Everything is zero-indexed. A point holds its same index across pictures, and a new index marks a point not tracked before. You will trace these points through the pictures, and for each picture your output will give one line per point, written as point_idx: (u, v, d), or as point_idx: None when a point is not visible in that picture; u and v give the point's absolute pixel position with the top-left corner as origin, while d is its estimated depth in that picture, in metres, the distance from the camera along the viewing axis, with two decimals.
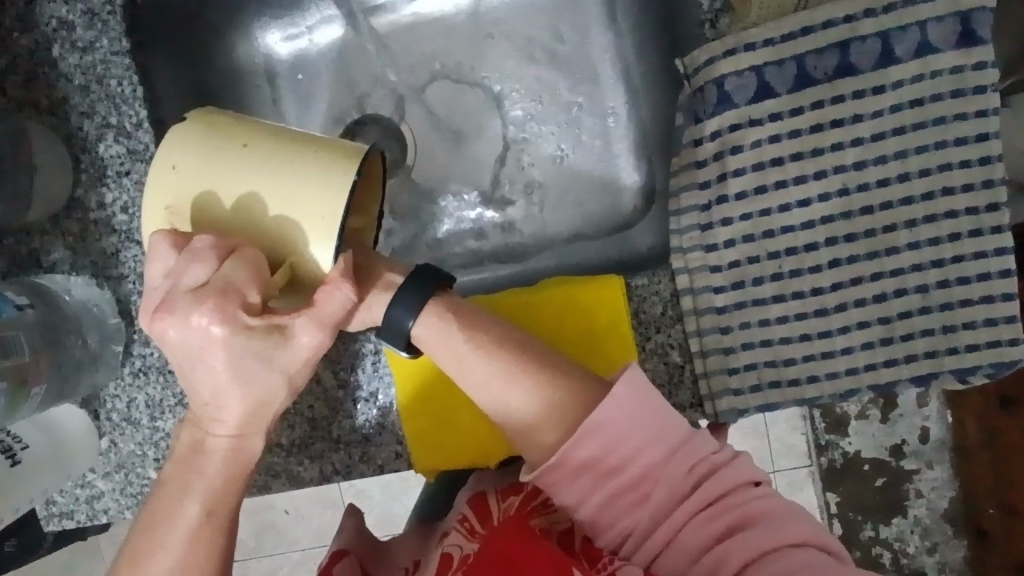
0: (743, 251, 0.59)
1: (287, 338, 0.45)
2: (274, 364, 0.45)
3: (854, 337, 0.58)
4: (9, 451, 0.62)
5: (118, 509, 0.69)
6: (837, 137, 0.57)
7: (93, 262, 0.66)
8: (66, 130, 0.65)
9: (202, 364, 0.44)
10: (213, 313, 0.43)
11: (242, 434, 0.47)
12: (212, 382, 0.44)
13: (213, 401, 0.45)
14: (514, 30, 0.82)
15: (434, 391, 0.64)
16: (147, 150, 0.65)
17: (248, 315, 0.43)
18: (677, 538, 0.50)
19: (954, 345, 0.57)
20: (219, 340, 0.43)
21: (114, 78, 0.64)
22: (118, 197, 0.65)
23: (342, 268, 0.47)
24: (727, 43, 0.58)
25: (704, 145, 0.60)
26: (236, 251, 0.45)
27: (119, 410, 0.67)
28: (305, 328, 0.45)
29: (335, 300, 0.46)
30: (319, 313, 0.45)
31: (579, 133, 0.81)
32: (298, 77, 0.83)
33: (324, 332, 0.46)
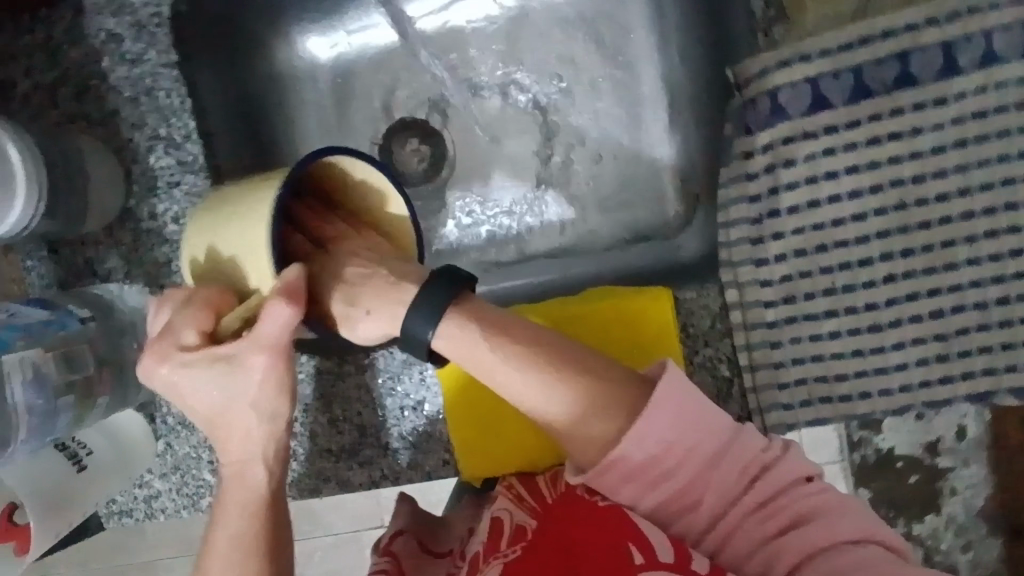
0: (794, 265, 0.59)
1: (243, 371, 0.43)
2: (248, 396, 0.44)
3: (908, 353, 0.57)
4: (76, 457, 0.60)
5: (175, 508, 0.71)
6: (896, 149, 0.56)
7: (148, 271, 0.68)
8: (117, 141, 0.66)
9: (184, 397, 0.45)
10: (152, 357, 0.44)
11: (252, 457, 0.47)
12: (206, 407, 0.45)
13: (221, 425, 0.46)
14: (554, 29, 0.80)
15: (479, 394, 0.65)
16: (197, 162, 0.66)
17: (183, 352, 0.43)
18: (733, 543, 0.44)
19: (1013, 362, 0.56)
20: (179, 370, 0.43)
21: (162, 90, 0.65)
22: (170, 208, 0.66)
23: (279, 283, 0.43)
24: (781, 54, 0.56)
25: (756, 157, 0.59)
26: (206, 295, 0.45)
27: (174, 414, 0.70)
28: (246, 351, 0.43)
29: (272, 317, 0.42)
30: (262, 338, 0.42)
31: (621, 136, 0.80)
32: (337, 80, 0.83)
33: (273, 348, 0.43)
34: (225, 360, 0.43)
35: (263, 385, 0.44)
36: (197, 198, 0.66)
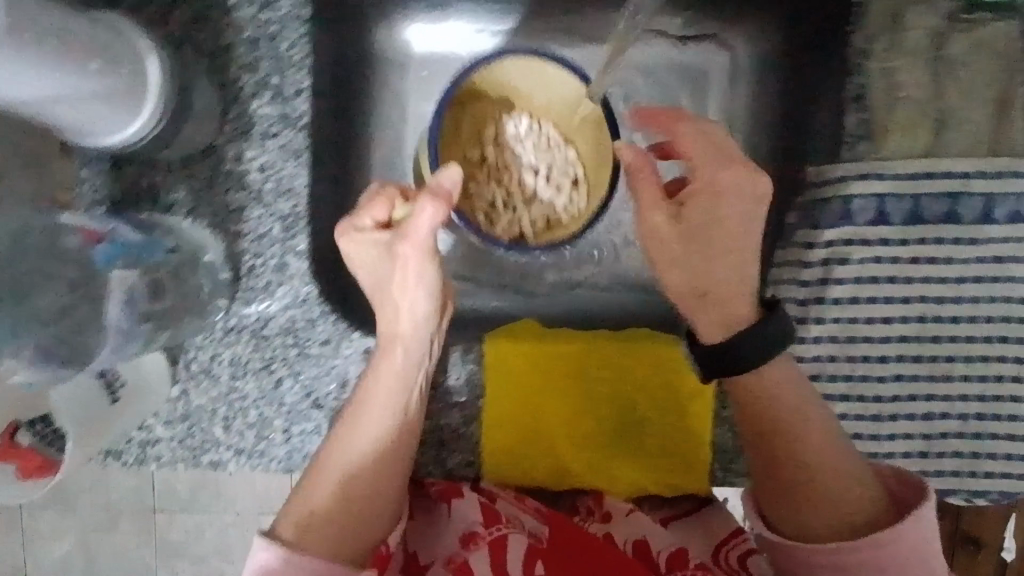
0: (826, 349, 0.66)
1: (399, 256, 0.48)
2: (407, 279, 0.49)
3: (897, 444, 0.67)
4: (111, 388, 0.62)
5: (171, 459, 0.68)
6: (927, 271, 0.65)
7: (214, 212, 0.65)
8: (223, 77, 0.65)
9: (366, 283, 0.52)
10: (343, 237, 0.50)
11: (411, 334, 0.52)
12: (388, 325, 0.52)
13: (387, 348, 0.52)
14: None
15: (512, 395, 0.68)
16: (301, 120, 0.66)
17: (362, 223, 0.49)
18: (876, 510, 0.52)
19: (974, 467, 0.68)
20: (372, 253, 0.49)
21: (286, 42, 0.65)
22: (259, 156, 0.66)
23: (433, 185, 0.47)
24: (861, 167, 0.65)
25: (816, 249, 0.67)
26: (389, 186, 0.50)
27: (199, 362, 0.67)
28: (410, 244, 0.47)
29: (422, 219, 0.46)
30: (417, 234, 0.47)
31: None
32: (421, 73, 0.71)
33: (420, 249, 0.47)
34: (389, 241, 0.48)
35: (417, 280, 0.49)
36: (293, 154, 0.66)
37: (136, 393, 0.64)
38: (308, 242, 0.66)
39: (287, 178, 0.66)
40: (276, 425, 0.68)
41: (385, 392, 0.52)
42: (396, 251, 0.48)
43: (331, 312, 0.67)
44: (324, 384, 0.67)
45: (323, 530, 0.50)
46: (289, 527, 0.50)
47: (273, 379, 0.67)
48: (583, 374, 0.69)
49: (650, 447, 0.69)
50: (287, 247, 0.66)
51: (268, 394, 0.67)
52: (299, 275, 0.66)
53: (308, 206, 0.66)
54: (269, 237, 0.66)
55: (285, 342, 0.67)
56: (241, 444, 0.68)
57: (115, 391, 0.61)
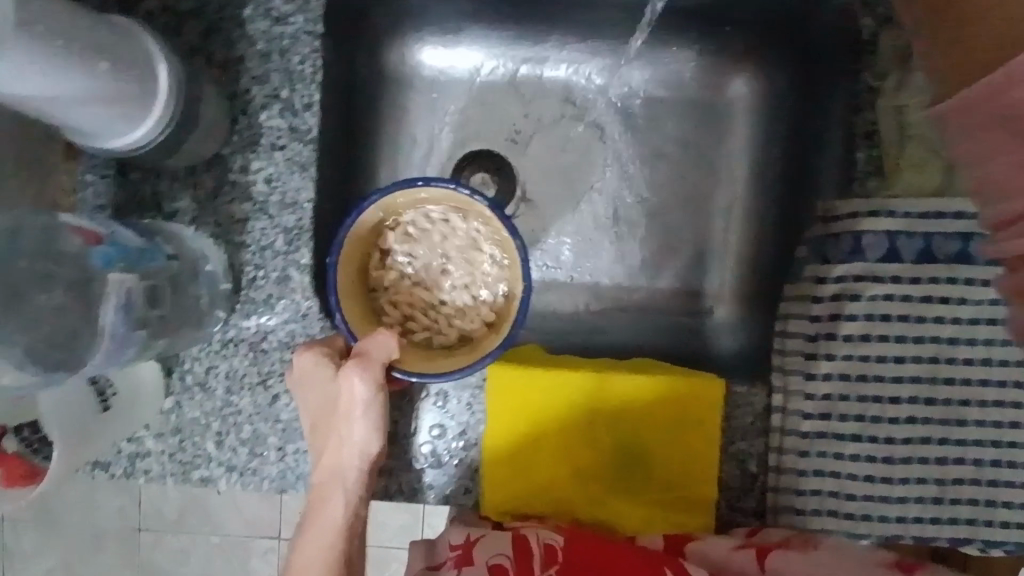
0: (836, 387, 0.64)
1: (337, 386, 0.53)
2: (345, 408, 0.53)
3: (911, 488, 0.63)
4: (104, 394, 0.60)
5: (159, 473, 0.66)
6: (942, 311, 0.63)
7: (217, 222, 0.65)
8: (233, 88, 0.65)
9: (314, 423, 0.55)
10: (301, 361, 0.54)
11: (336, 475, 0.54)
12: (334, 461, 0.54)
13: (336, 473, 0.54)
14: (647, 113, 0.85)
15: (517, 423, 0.66)
16: (309, 133, 0.66)
17: (313, 352, 0.54)
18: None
19: (992, 518, 0.62)
20: (324, 382, 0.53)
21: (297, 55, 0.65)
22: (265, 168, 0.65)
23: (371, 344, 0.54)
24: (871, 204, 0.64)
25: (827, 284, 0.66)
26: (371, 338, 0.54)
27: (194, 373, 0.65)
28: (350, 377, 0.52)
29: (378, 346, 0.54)
30: (352, 376, 0.52)
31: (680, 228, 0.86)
32: (432, 95, 0.79)
33: (369, 380, 0.53)
34: (330, 381, 0.53)
35: (353, 412, 0.53)
36: (299, 167, 0.65)
37: (131, 403, 0.62)
38: (311, 257, 0.66)
39: (293, 191, 0.65)
40: (270, 441, 0.66)
41: (317, 538, 0.52)
42: (338, 384, 0.53)
43: (330, 328, 0.66)
44: None
45: None
46: None
47: (270, 395, 0.66)
48: (588, 401, 0.67)
49: (652, 481, 0.67)
50: (289, 260, 0.65)
51: (264, 410, 0.66)
52: (300, 289, 0.66)
53: (313, 220, 0.66)
54: (271, 250, 0.65)
55: (283, 357, 0.66)
56: (233, 461, 0.66)
57: (106, 397, 0.60)
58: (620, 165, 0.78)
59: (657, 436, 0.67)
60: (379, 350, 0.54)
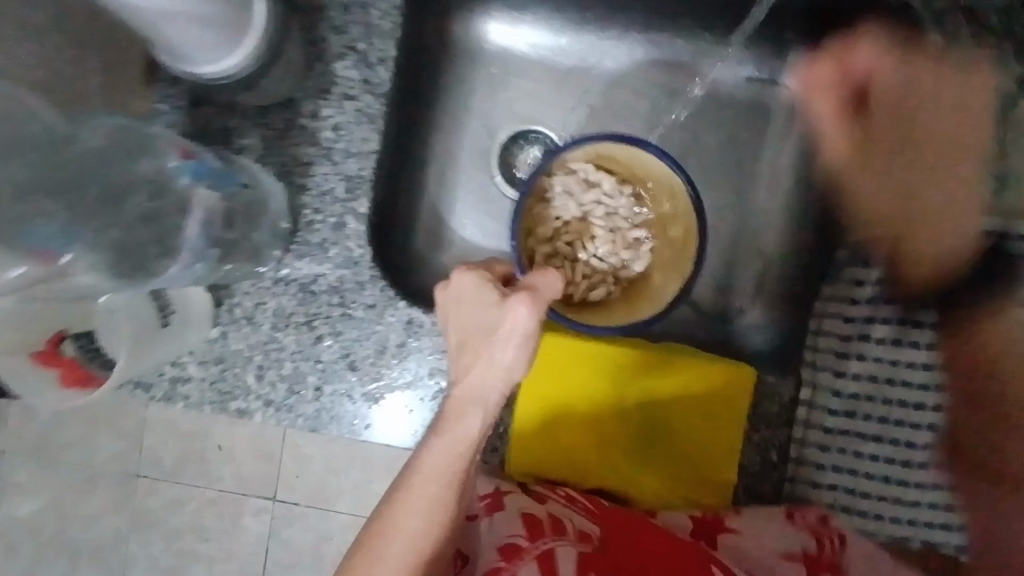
0: (864, 388, 0.64)
1: (502, 311, 0.49)
2: (505, 332, 0.48)
3: None
4: (162, 311, 0.63)
5: (199, 400, 0.68)
6: None
7: (283, 163, 0.67)
8: (312, 36, 0.67)
9: (460, 340, 0.50)
10: (465, 277, 0.50)
11: (470, 395, 0.49)
12: (477, 381, 0.49)
13: (470, 394, 0.49)
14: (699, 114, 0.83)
15: (557, 390, 0.68)
16: (381, 87, 0.67)
17: (478, 274, 0.50)
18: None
19: None
20: (488, 304, 0.49)
21: (377, 10, 0.67)
22: (334, 116, 0.67)
23: (543, 283, 0.51)
24: None
25: (865, 286, 0.66)
26: (543, 274, 0.52)
27: (242, 307, 0.67)
28: (522, 301, 0.48)
29: (546, 281, 0.52)
30: (524, 303, 0.48)
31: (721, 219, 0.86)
32: (492, 70, 0.79)
33: (538, 310, 0.49)
34: (496, 303, 0.49)
35: (512, 336, 0.48)
36: (367, 118, 0.67)
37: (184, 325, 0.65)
38: (369, 206, 0.68)
39: (358, 140, 0.67)
40: (309, 381, 0.67)
41: (447, 449, 0.49)
42: (511, 309, 0.48)
43: (380, 277, 0.68)
44: (362, 347, 0.67)
45: None
46: None
47: (314, 335, 0.67)
48: (625, 378, 0.69)
49: (676, 459, 0.69)
50: (347, 207, 0.67)
51: (307, 350, 0.67)
52: (355, 236, 0.67)
53: (374, 171, 0.68)
54: (331, 196, 0.67)
55: (331, 300, 0.67)
56: (271, 396, 0.67)
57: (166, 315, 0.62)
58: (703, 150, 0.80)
59: (687, 417, 0.69)
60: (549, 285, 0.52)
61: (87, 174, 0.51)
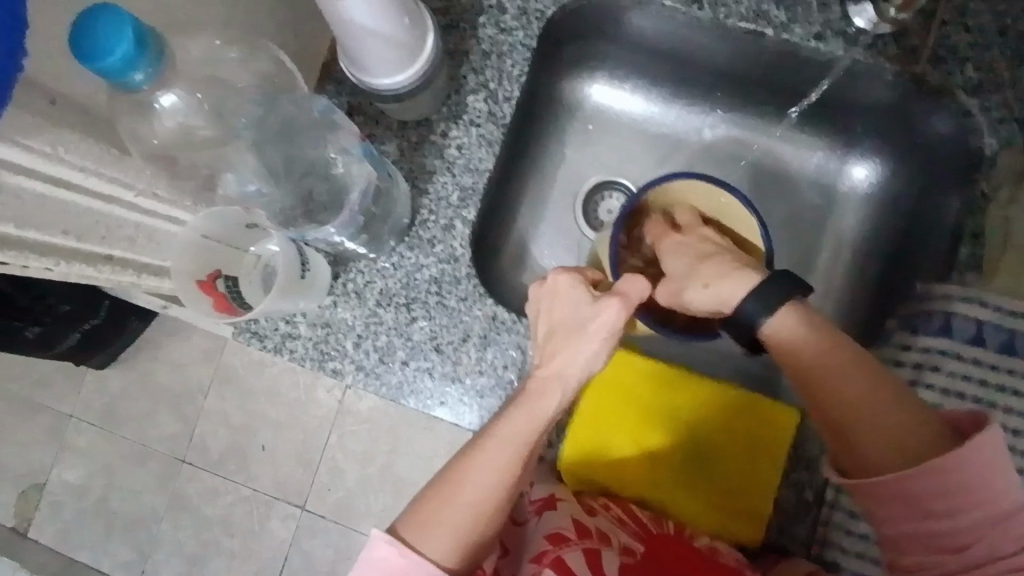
0: None
1: (590, 309, 0.54)
2: (589, 326, 0.54)
3: None
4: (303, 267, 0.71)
5: (301, 356, 0.78)
6: (1013, 402, 0.71)
7: (411, 169, 0.80)
8: (454, 73, 0.81)
9: (547, 326, 0.56)
10: (558, 273, 0.56)
11: (550, 379, 0.54)
12: (561, 365, 0.54)
13: (554, 377, 0.55)
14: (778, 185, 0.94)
15: (613, 402, 0.74)
16: (504, 119, 0.80)
17: (564, 273, 0.55)
18: (810, 328, 0.55)
19: None
20: (575, 297, 0.55)
21: (511, 59, 0.81)
22: (460, 137, 0.80)
23: (628, 291, 0.53)
24: (968, 291, 0.72)
25: (910, 352, 0.73)
26: (631, 278, 0.54)
27: (355, 282, 0.78)
28: (609, 304, 0.53)
29: (635, 285, 0.54)
30: (611, 304, 0.53)
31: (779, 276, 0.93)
32: (589, 127, 0.95)
33: (622, 313, 0.54)
34: (586, 300, 0.54)
35: (599, 330, 0.54)
36: (487, 142, 0.80)
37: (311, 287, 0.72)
38: (475, 214, 0.79)
39: (476, 159, 0.80)
40: (398, 354, 0.77)
41: (524, 422, 0.54)
42: (596, 309, 0.54)
43: (474, 275, 0.78)
44: (449, 333, 0.77)
45: (459, 545, 0.53)
46: (418, 536, 0.53)
47: (410, 316, 0.77)
48: (675, 401, 0.75)
49: (714, 487, 0.73)
50: (458, 212, 0.79)
51: (402, 328, 0.77)
52: (459, 238, 0.78)
53: (485, 187, 0.79)
54: (446, 201, 0.79)
55: (430, 289, 0.77)
56: (362, 363, 0.77)
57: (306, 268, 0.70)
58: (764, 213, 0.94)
59: (730, 449, 0.73)
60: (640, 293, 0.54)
61: (295, 133, 0.62)
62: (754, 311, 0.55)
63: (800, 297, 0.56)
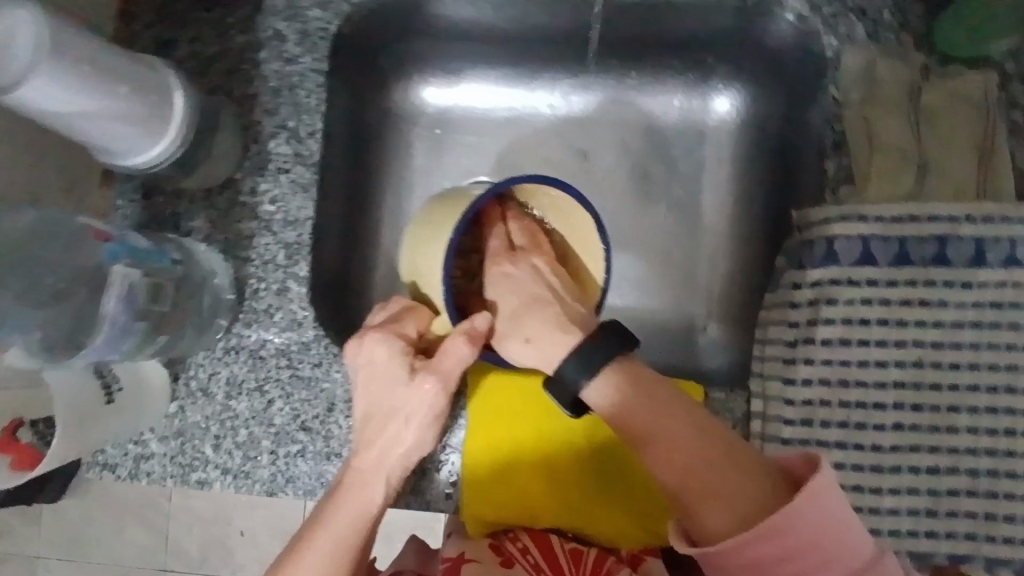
0: (818, 393, 0.65)
1: (408, 381, 0.50)
2: (405, 400, 0.51)
3: (904, 479, 0.64)
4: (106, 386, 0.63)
5: (161, 475, 0.70)
6: (921, 314, 0.65)
7: (227, 239, 0.71)
8: (247, 121, 0.72)
9: (366, 390, 0.52)
10: (376, 338, 0.51)
11: (368, 473, 0.50)
12: (382, 444, 0.50)
13: (377, 458, 0.50)
14: (655, 134, 0.86)
15: (505, 431, 0.68)
16: (312, 158, 0.72)
17: (378, 338, 0.52)
18: (632, 390, 0.47)
19: (993, 511, 0.63)
20: (388, 366, 0.51)
21: (304, 90, 0.72)
22: (271, 189, 0.72)
23: (443, 358, 0.50)
24: (843, 209, 0.66)
25: (802, 290, 0.67)
26: (450, 340, 0.51)
27: (198, 379, 0.70)
28: (427, 378, 0.50)
29: (453, 355, 0.50)
30: (431, 374, 0.50)
31: (671, 227, 0.86)
32: (436, 131, 0.85)
33: (442, 383, 0.50)
34: (406, 375, 0.51)
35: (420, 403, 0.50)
36: (301, 188, 0.72)
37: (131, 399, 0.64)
38: (308, 269, 0.71)
39: (294, 209, 0.71)
40: (263, 445, 0.69)
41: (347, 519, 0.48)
42: (413, 383, 0.50)
43: (325, 335, 0.70)
44: (311, 406, 0.69)
45: None
46: None
47: (265, 400, 0.70)
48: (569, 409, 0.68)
49: (633, 493, 0.66)
50: (289, 272, 0.71)
51: (260, 414, 0.70)
52: (297, 299, 0.70)
53: (311, 236, 0.71)
54: (272, 263, 0.71)
55: (279, 363, 0.70)
56: (228, 464, 0.69)
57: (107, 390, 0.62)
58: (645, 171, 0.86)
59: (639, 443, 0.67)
60: (462, 357, 0.50)
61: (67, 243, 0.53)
62: (578, 373, 0.48)
63: (624, 355, 0.49)
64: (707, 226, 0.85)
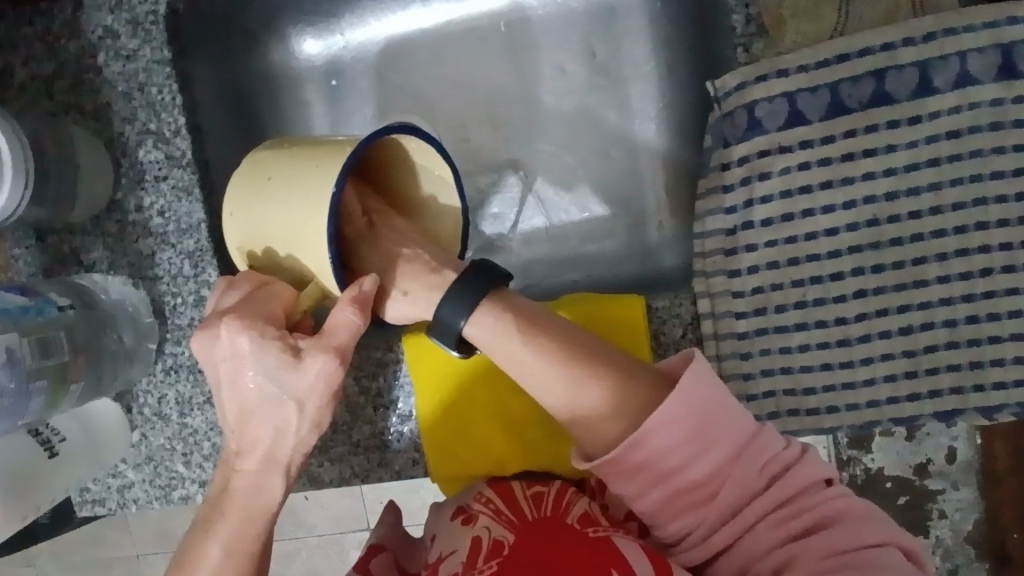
0: (767, 278, 0.60)
1: (289, 364, 0.46)
2: (288, 386, 0.46)
3: (875, 347, 0.58)
4: (47, 443, 0.62)
5: (147, 499, 0.72)
6: (869, 166, 0.57)
7: (130, 262, 0.68)
8: (108, 135, 0.67)
9: (238, 383, 0.47)
10: (238, 326, 0.45)
11: (272, 465, 0.48)
12: (275, 439, 0.48)
13: (269, 450, 0.48)
14: (556, 26, 0.78)
15: (448, 388, 0.66)
16: (185, 157, 0.67)
17: (240, 326, 0.45)
18: (518, 323, 0.48)
19: (978, 360, 0.57)
20: (255, 357, 0.46)
21: (154, 86, 0.66)
22: (156, 201, 0.67)
23: (330, 333, 0.46)
24: (760, 68, 0.58)
25: (732, 169, 0.60)
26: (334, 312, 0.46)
27: (150, 405, 0.70)
28: (314, 356, 0.46)
29: (341, 326, 0.46)
30: (316, 353, 0.46)
31: (598, 125, 0.78)
32: (332, 82, 0.80)
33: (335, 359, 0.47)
34: (287, 358, 0.46)
35: (313, 386, 0.47)
36: (184, 192, 0.67)
37: (80, 449, 0.64)
38: (217, 273, 0.68)
39: (185, 216, 0.67)
40: None
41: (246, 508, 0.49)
42: (299, 364, 0.46)
43: None
44: None
45: None
46: None
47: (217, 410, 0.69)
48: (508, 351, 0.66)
49: None
50: (200, 281, 0.68)
51: (216, 423, 0.69)
52: None
53: (210, 239, 0.68)
54: (181, 276, 0.68)
55: None
56: (203, 476, 0.70)
57: (47, 445, 0.61)
58: (559, 69, 0.78)
59: None
60: (351, 328, 0.47)
61: None
62: (453, 316, 0.48)
63: (501, 288, 0.49)
64: (640, 113, 0.77)
